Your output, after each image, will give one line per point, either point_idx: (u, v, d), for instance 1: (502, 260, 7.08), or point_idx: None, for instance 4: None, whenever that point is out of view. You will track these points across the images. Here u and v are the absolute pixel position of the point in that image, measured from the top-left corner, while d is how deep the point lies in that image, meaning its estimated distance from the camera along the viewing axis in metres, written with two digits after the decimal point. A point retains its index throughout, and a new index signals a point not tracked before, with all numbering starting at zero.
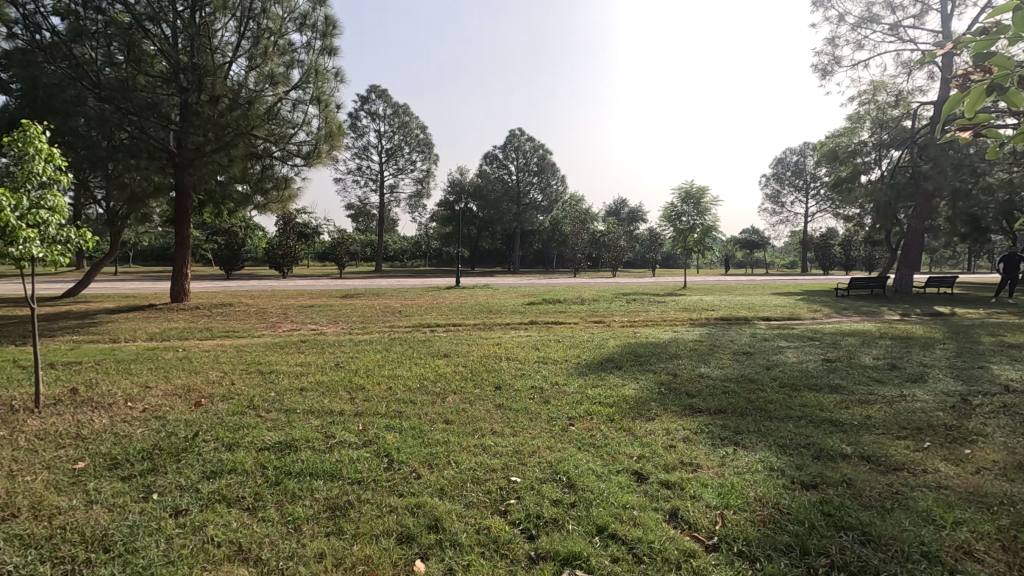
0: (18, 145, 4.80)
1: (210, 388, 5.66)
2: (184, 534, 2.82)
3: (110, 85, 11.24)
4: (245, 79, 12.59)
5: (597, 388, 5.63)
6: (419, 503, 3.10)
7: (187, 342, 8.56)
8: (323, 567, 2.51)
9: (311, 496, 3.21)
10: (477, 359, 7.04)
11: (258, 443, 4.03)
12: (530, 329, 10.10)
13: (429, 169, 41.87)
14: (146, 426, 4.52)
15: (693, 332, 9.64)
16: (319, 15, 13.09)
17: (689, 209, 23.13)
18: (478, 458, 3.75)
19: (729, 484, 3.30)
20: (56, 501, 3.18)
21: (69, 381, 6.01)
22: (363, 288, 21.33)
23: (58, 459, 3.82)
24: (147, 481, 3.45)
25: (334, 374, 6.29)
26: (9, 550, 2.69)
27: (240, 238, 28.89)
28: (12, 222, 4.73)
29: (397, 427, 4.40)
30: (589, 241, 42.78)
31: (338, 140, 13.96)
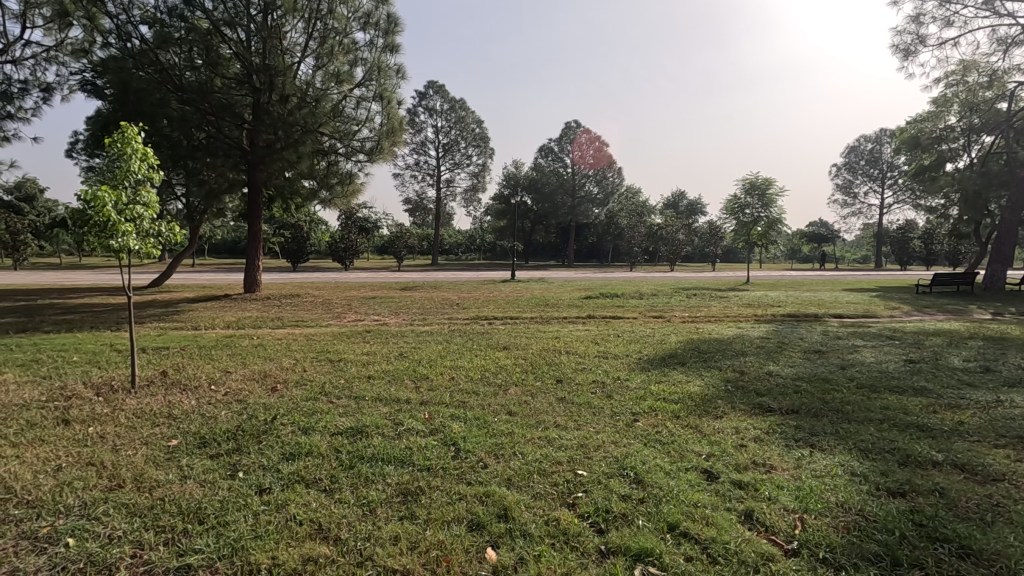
0: (117, 145, 5.18)
1: (284, 374, 5.96)
2: (268, 511, 2.98)
3: (191, 88, 11.99)
4: (313, 78, 13.03)
5: (661, 383, 5.53)
6: (487, 492, 3.15)
7: (261, 331, 9.03)
8: (398, 550, 2.60)
9: (384, 481, 3.32)
10: (537, 352, 7.06)
11: (332, 428, 4.21)
12: (588, 323, 10.06)
13: (484, 163, 42.26)
14: (229, 408, 4.81)
15: (759, 328, 9.25)
16: (382, 13, 13.39)
17: (753, 201, 22.19)
18: (544, 449, 3.77)
19: (806, 488, 3.16)
20: (155, 474, 3.44)
21: (159, 364, 6.50)
22: (420, 281, 21.77)
23: (155, 436, 4.14)
24: (232, 460, 3.67)
25: (399, 364, 6.47)
26: (117, 517, 2.94)
27: (305, 232, 30.26)
28: (112, 217, 5.14)
29: (462, 417, 4.47)
30: (646, 234, 41.98)
31: (400, 136, 14.30)
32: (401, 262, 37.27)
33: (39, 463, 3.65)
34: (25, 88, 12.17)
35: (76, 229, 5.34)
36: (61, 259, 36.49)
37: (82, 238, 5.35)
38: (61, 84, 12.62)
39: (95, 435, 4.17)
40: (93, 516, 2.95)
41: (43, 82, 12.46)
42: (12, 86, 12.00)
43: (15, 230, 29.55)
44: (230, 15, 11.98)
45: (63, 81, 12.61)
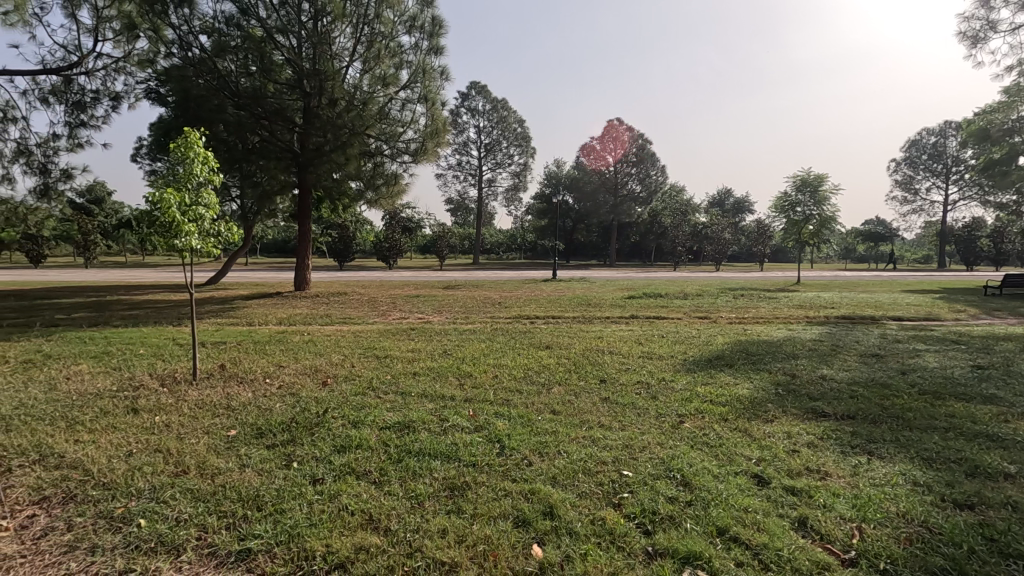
0: (181, 149, 5.47)
1: (334, 369, 6.17)
2: (322, 501, 3.09)
3: (246, 94, 12.52)
4: (360, 81, 13.33)
5: (708, 385, 5.42)
6: (533, 489, 3.17)
7: (311, 327, 9.35)
8: (446, 542, 2.65)
9: (431, 475, 3.39)
10: (579, 352, 7.04)
11: (380, 422, 4.32)
12: (631, 323, 9.93)
13: (526, 162, 42.38)
14: (283, 401, 5.01)
15: (811, 330, 8.92)
16: (426, 16, 13.62)
17: (805, 198, 21.37)
18: (589, 449, 3.76)
19: (864, 497, 3.04)
20: (217, 462, 3.62)
21: (218, 358, 6.82)
22: (462, 280, 21.99)
23: (215, 426, 4.36)
24: (287, 450, 3.83)
25: (443, 361, 6.56)
26: (184, 501, 3.12)
27: (351, 231, 31.10)
28: (177, 218, 5.43)
29: (506, 414, 4.52)
30: (690, 233, 41.13)
31: (443, 137, 14.49)
32: (444, 261, 37.72)
33: (113, 448, 3.91)
34: (97, 98, 12.99)
35: (144, 229, 5.66)
36: (127, 258, 38.85)
37: (151, 238, 5.68)
38: (128, 93, 13.39)
39: (161, 423, 4.42)
40: (162, 499, 3.14)
41: (113, 92, 13.25)
42: (85, 96, 12.83)
43: (87, 230, 31.66)
44: (282, 22, 12.37)
45: (129, 90, 13.39)
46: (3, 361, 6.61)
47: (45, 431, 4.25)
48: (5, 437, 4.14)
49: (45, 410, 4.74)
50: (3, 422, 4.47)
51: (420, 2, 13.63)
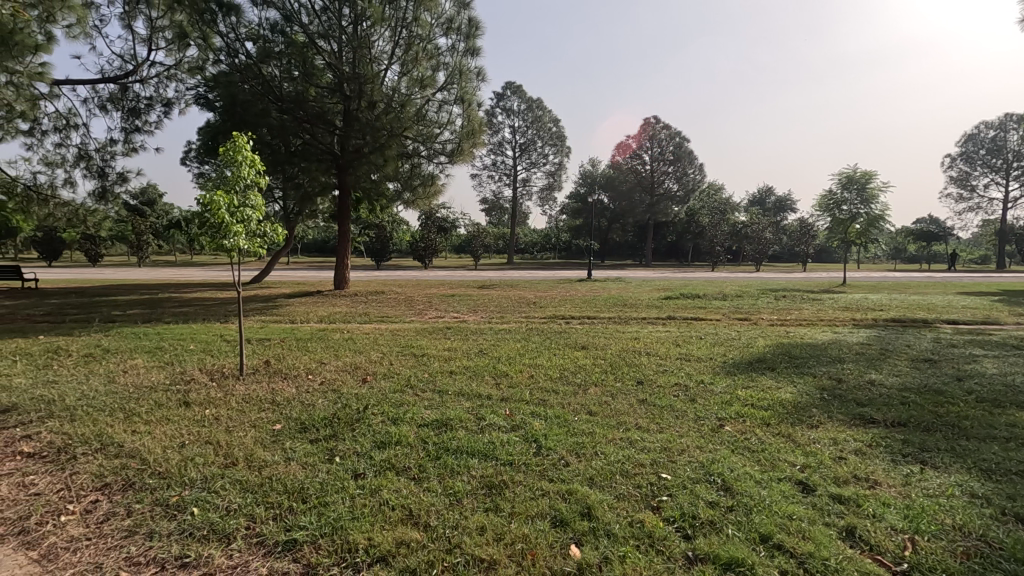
0: (230, 153, 5.68)
1: (373, 367, 6.30)
2: (363, 495, 3.17)
3: (289, 98, 12.90)
4: (398, 84, 13.49)
5: (748, 389, 5.28)
6: (570, 490, 3.17)
7: (350, 325, 9.57)
8: (485, 540, 2.68)
9: (469, 473, 3.43)
10: (616, 353, 6.98)
11: (418, 420, 4.39)
12: (668, 324, 9.80)
13: (561, 162, 42.27)
14: (325, 396, 5.15)
15: (857, 333, 8.60)
16: (463, 18, 13.74)
17: (851, 196, 20.59)
18: (626, 451, 3.73)
19: (917, 507, 2.92)
20: (263, 455, 3.76)
21: (263, 354, 7.06)
22: (497, 279, 22.11)
23: (262, 420, 4.51)
24: (329, 445, 3.93)
25: (478, 360, 6.61)
26: (233, 491, 3.25)
27: (388, 231, 31.66)
28: (226, 219, 5.64)
29: (542, 414, 4.53)
30: (729, 232, 40.21)
31: (479, 137, 14.58)
32: (478, 261, 37.99)
33: (167, 439, 4.10)
34: (150, 104, 13.60)
35: (196, 230, 5.91)
36: (177, 257, 40.62)
37: (202, 239, 5.92)
38: (179, 99, 13.98)
39: (210, 416, 4.61)
40: (213, 489, 3.28)
41: (165, 98, 13.85)
42: (140, 102, 13.45)
43: (140, 231, 33.24)
44: (325, 28, 12.70)
45: (180, 96, 13.98)
46: (66, 354, 7.01)
47: (105, 421, 4.49)
48: (69, 425, 4.39)
49: (105, 401, 5.00)
50: (68, 412, 4.75)
51: (457, 4, 13.76)
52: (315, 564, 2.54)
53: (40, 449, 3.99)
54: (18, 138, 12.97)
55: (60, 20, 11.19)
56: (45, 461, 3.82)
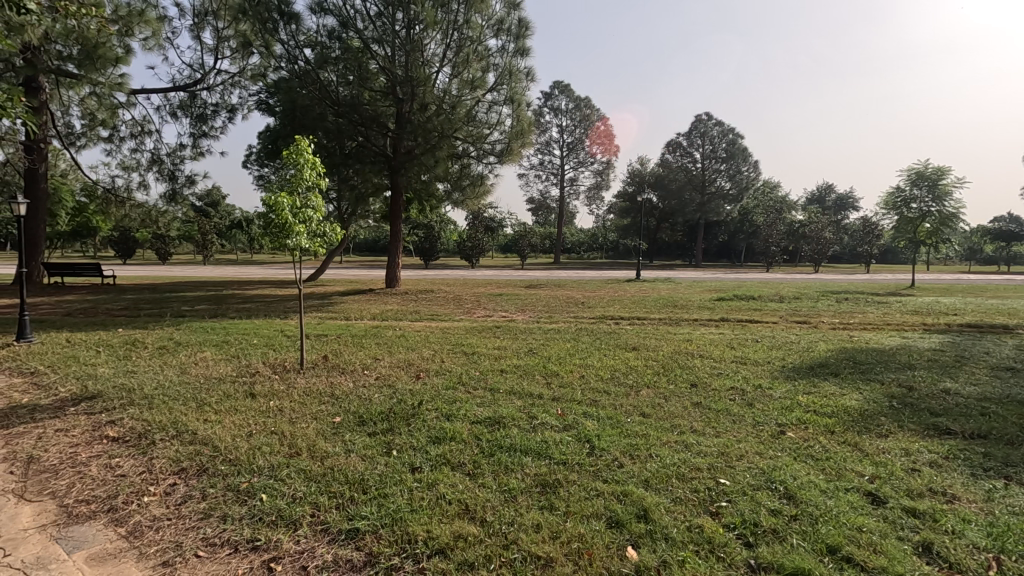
0: (293, 156, 5.93)
1: (426, 364, 6.42)
2: (421, 488, 3.25)
3: (345, 102, 13.33)
4: (449, 86, 13.60)
5: (810, 394, 5.08)
6: (625, 491, 3.15)
7: (402, 323, 9.80)
8: (540, 538, 2.70)
9: (522, 470, 3.46)
10: (668, 355, 6.85)
11: (471, 417, 4.46)
12: (722, 326, 9.54)
13: (609, 160, 41.84)
14: (380, 391, 5.30)
15: (929, 339, 8.11)
16: (513, 18, 13.75)
17: (921, 193, 19.44)
18: (682, 454, 3.66)
19: (1001, 525, 2.74)
20: (325, 446, 3.90)
21: (321, 349, 7.33)
22: (543, 279, 22.12)
23: (322, 412, 4.69)
24: (387, 439, 4.04)
25: (529, 359, 6.63)
26: (299, 480, 3.39)
27: (436, 231, 32.19)
28: (288, 219, 5.88)
29: (594, 415, 4.51)
30: (785, 232, 38.70)
31: (529, 137, 14.54)
32: (525, 261, 38.03)
33: (235, 428, 4.32)
34: (216, 111, 14.34)
35: (262, 230, 6.19)
36: (239, 257, 42.65)
37: (267, 238, 6.20)
38: (243, 104, 14.67)
39: (275, 407, 4.84)
40: (280, 478, 3.44)
41: (230, 104, 14.57)
42: (207, 109, 14.20)
43: (206, 231, 35.05)
44: (379, 32, 13.05)
45: (243, 102, 14.68)
46: (143, 346, 7.49)
47: (179, 409, 4.78)
48: (148, 413, 4.70)
49: (178, 391, 5.32)
50: (146, 400, 5.08)
51: (507, 5, 13.79)
52: (376, 553, 2.63)
53: (123, 434, 4.29)
54: (100, 144, 13.96)
55: (137, 34, 11.96)
56: (128, 445, 4.10)
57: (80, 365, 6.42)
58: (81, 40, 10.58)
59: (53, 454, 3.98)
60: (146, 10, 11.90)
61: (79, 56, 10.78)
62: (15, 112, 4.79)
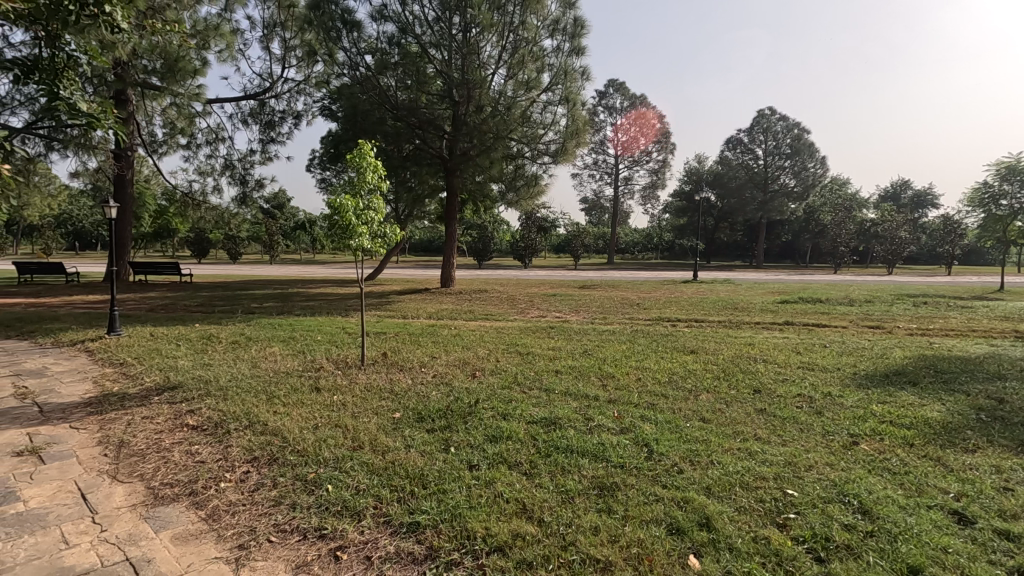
0: (356, 159, 6.15)
1: (481, 363, 6.50)
2: (479, 485, 3.29)
3: (404, 106, 13.69)
4: (505, 87, 13.71)
5: (885, 404, 4.78)
6: (686, 498, 3.07)
7: (457, 322, 9.94)
8: (599, 541, 2.67)
9: (579, 472, 3.44)
10: (729, 359, 6.63)
11: (527, 417, 4.48)
12: (786, 330, 9.14)
13: (665, 159, 40.94)
14: (438, 389, 5.41)
15: (1023, 347, 7.45)
16: (569, 18, 13.63)
17: (1013, 188, 17.90)
18: (745, 462, 3.54)
19: None
20: (386, 441, 4.02)
21: (381, 346, 7.57)
22: (597, 280, 21.87)
23: (382, 408, 4.84)
24: (445, 436, 4.12)
25: (584, 361, 6.58)
26: (362, 473, 3.51)
27: (490, 232, 32.48)
28: (352, 221, 6.09)
29: (653, 418, 4.42)
30: (855, 231, 36.58)
31: (584, 137, 14.37)
32: (578, 262, 37.71)
33: (303, 421, 4.53)
34: (283, 117, 15.05)
35: (327, 232, 6.44)
36: (302, 256, 44.53)
37: (332, 240, 6.44)
38: (308, 111, 15.32)
39: (339, 402, 5.03)
40: (344, 470, 3.57)
41: (296, 111, 15.27)
42: (275, 116, 14.92)
43: (272, 232, 36.79)
44: (437, 37, 13.34)
45: (308, 108, 15.34)
46: (218, 340, 7.96)
47: (252, 401, 5.05)
48: (223, 403, 5.00)
49: (250, 384, 5.63)
50: (222, 391, 5.41)
51: (563, 5, 13.73)
52: (437, 548, 2.68)
53: (202, 422, 4.58)
54: (179, 151, 14.95)
55: (212, 47, 12.74)
56: (205, 433, 4.38)
57: (163, 358, 6.90)
58: (163, 55, 11.37)
59: (141, 439, 4.30)
60: (222, 24, 12.72)
61: (162, 70, 11.59)
62: (108, 123, 5.18)
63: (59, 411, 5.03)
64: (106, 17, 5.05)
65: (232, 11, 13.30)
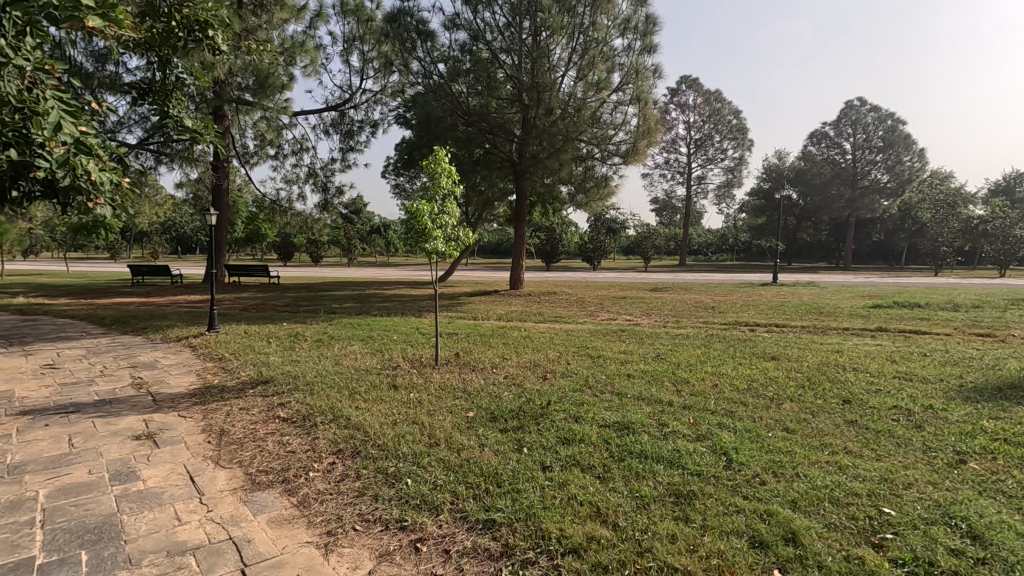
0: (432, 165, 6.36)
1: (552, 365, 6.52)
2: (553, 487, 3.31)
3: (475, 112, 14.00)
4: (574, 89, 13.64)
5: (998, 420, 4.34)
6: (770, 511, 2.93)
7: (527, 324, 10.02)
8: (677, 549, 2.62)
9: (654, 478, 3.38)
10: (814, 366, 6.26)
11: (599, 420, 4.45)
12: (879, 336, 8.49)
13: (741, 156, 39.21)
14: (510, 390, 5.49)
15: None
16: (640, 16, 13.35)
17: None
18: (835, 476, 3.33)
19: None
20: (460, 439, 4.13)
21: (453, 347, 7.76)
22: (668, 282, 21.37)
23: (456, 407, 4.97)
24: (518, 436, 4.18)
25: (657, 365, 6.44)
26: (438, 469, 3.62)
27: (558, 233, 32.42)
28: (427, 224, 6.31)
29: (731, 426, 4.26)
30: (958, 229, 33.39)
31: (655, 136, 14.05)
32: (648, 264, 36.89)
33: (382, 416, 4.74)
34: (361, 126, 15.79)
35: (404, 235, 6.69)
36: (377, 258, 46.45)
37: (409, 243, 6.68)
38: (384, 119, 15.99)
39: (416, 399, 5.22)
40: (421, 465, 3.70)
41: (373, 120, 15.99)
42: (353, 125, 15.69)
43: (350, 236, 38.65)
44: (508, 42, 13.44)
45: (385, 117, 16.02)
46: (303, 338, 8.48)
47: (335, 396, 5.35)
48: (310, 398, 5.33)
49: (334, 380, 5.96)
50: (309, 386, 5.76)
51: (634, 3, 13.50)
52: (512, 545, 2.73)
53: (291, 415, 4.90)
54: (268, 161, 16.06)
55: (298, 63, 13.60)
56: (295, 425, 4.68)
57: (256, 354, 7.44)
58: (256, 72, 12.25)
59: (239, 429, 4.67)
60: (307, 40, 13.54)
61: (254, 86, 12.48)
62: (210, 138, 5.66)
63: (169, 400, 5.55)
64: (209, 40, 5.54)
65: (316, 28, 14.12)
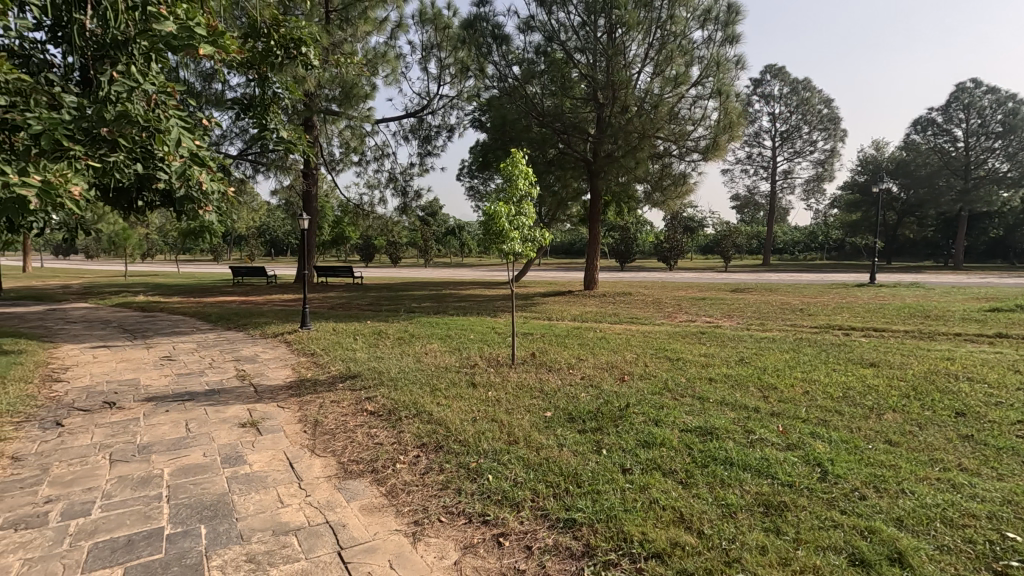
0: (509, 167, 6.46)
1: (629, 367, 6.42)
2: (634, 490, 3.28)
3: (549, 112, 14.04)
4: (650, 85, 13.31)
5: None
6: (872, 528, 2.75)
7: (603, 325, 9.92)
8: (767, 561, 2.52)
9: (741, 486, 3.26)
10: (920, 375, 5.74)
11: (681, 424, 4.34)
12: (998, 343, 7.65)
13: (833, 148, 36.64)
14: (587, 391, 5.47)
15: None
16: (721, 6, 12.80)
17: None
18: (948, 495, 3.06)
19: None
20: (539, 439, 4.17)
21: (529, 347, 7.83)
22: (751, 282, 20.32)
23: (533, 406, 5.03)
24: (597, 437, 4.16)
25: (740, 369, 6.18)
26: (518, 467, 3.68)
27: (632, 233, 31.76)
28: (505, 226, 6.41)
29: (825, 437, 4.01)
30: None
31: (737, 130, 13.46)
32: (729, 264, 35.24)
33: (463, 413, 4.88)
34: (438, 131, 16.29)
35: (482, 236, 6.83)
36: (453, 259, 47.66)
37: (486, 244, 6.82)
38: (461, 123, 16.39)
39: (495, 398, 5.32)
40: (501, 462, 3.78)
41: (450, 125, 16.45)
42: (431, 130, 16.21)
43: (427, 237, 39.90)
44: (583, 41, 13.35)
45: (461, 121, 16.43)
46: (386, 336, 8.87)
47: (418, 392, 5.56)
48: (395, 393, 5.58)
49: (415, 376, 6.20)
50: (392, 382, 6.03)
51: None
52: (594, 546, 2.74)
53: (378, 409, 5.16)
54: (353, 167, 16.93)
55: (380, 72, 14.23)
56: (381, 418, 4.93)
57: (343, 350, 7.88)
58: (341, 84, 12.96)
59: (331, 420, 4.98)
60: (388, 51, 14.15)
61: (340, 97, 13.20)
62: (303, 149, 6.09)
63: (269, 392, 6.01)
64: (303, 56, 5.96)
65: (396, 38, 14.73)
